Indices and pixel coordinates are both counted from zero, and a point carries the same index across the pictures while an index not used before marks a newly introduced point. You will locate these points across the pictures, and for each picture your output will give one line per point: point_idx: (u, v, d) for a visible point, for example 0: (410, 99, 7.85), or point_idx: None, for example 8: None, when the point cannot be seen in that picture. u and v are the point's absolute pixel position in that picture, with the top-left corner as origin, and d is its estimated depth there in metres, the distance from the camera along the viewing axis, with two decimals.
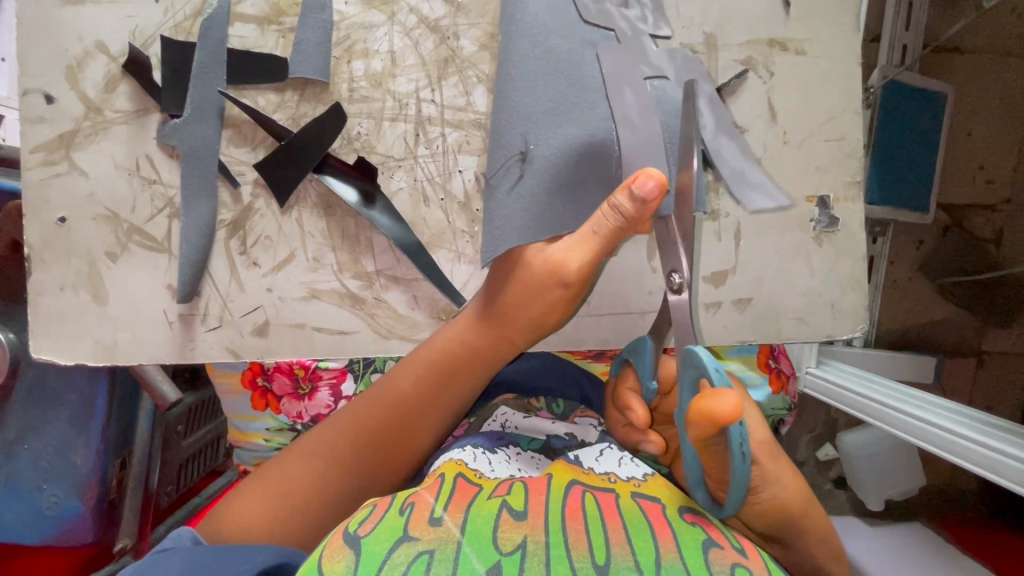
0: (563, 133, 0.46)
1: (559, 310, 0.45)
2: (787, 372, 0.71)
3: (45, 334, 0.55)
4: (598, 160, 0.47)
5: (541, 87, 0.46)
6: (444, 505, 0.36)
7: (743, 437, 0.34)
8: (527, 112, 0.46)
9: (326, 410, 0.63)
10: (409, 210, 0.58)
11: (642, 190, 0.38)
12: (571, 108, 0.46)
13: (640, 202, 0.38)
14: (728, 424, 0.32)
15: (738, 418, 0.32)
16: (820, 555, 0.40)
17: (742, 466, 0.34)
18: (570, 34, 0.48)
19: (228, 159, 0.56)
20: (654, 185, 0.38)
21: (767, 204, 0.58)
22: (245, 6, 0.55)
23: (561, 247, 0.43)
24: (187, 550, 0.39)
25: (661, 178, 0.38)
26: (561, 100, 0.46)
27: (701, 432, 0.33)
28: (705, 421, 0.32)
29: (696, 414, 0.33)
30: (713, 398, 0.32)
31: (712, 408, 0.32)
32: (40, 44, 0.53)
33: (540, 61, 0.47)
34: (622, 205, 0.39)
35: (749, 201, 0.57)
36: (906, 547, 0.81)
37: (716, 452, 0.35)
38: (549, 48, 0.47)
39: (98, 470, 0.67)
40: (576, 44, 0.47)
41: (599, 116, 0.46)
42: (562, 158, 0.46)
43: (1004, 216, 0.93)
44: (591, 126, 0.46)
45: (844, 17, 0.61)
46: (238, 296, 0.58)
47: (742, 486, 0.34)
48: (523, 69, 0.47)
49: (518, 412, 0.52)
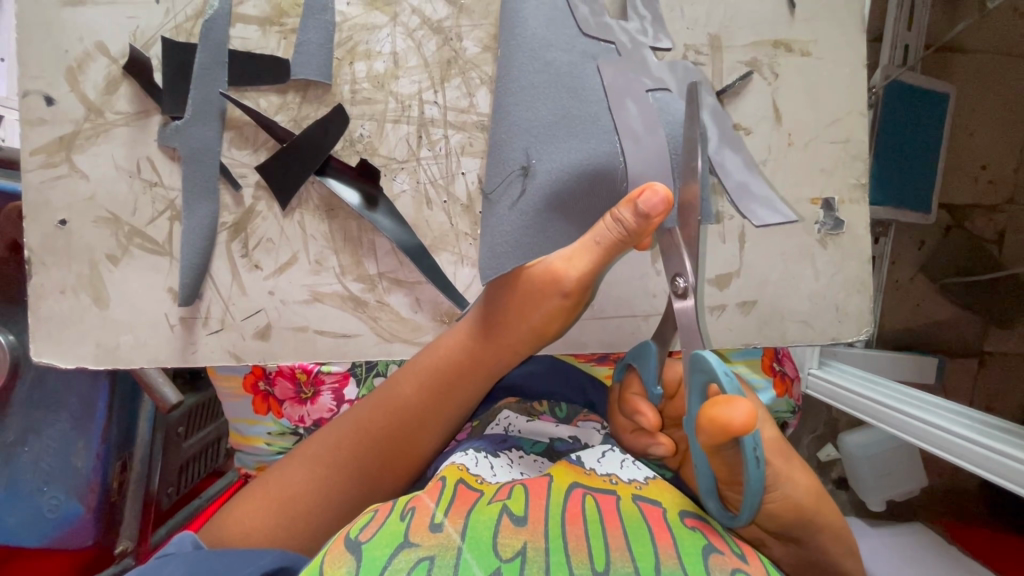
0: (566, 147, 0.45)
1: (559, 320, 0.44)
2: (791, 375, 0.71)
3: (46, 337, 0.55)
4: (603, 173, 0.45)
5: (541, 102, 0.46)
6: (445, 510, 0.35)
7: (757, 445, 0.33)
8: (528, 127, 0.46)
9: (329, 414, 0.63)
10: (412, 212, 0.58)
11: (646, 205, 0.37)
12: (573, 122, 0.46)
13: (643, 217, 0.37)
14: (740, 432, 0.32)
15: (750, 426, 0.32)
16: (830, 559, 0.40)
17: (757, 475, 0.33)
18: (570, 47, 0.47)
19: (230, 161, 0.56)
20: (658, 201, 0.37)
21: (776, 219, 0.52)
22: (246, 7, 0.55)
23: (561, 256, 0.42)
24: (190, 555, 0.39)
25: (666, 195, 0.37)
26: (562, 113, 0.46)
27: (712, 440, 0.32)
28: (717, 430, 0.32)
29: (707, 421, 0.32)
30: (726, 406, 0.32)
31: (726, 418, 0.32)
32: (39, 45, 0.53)
33: (540, 75, 0.46)
34: (625, 219, 0.38)
35: (756, 215, 0.53)
36: (908, 549, 0.81)
37: (728, 460, 0.34)
38: (549, 61, 0.47)
39: (98, 472, 0.66)
40: (577, 57, 0.47)
41: (602, 128, 0.46)
42: (565, 173, 0.45)
43: (1006, 216, 0.92)
44: (594, 140, 0.45)
45: (848, 17, 0.60)
46: (240, 300, 0.57)
47: (756, 493, 0.34)
48: (523, 83, 0.47)
49: (521, 416, 0.51)
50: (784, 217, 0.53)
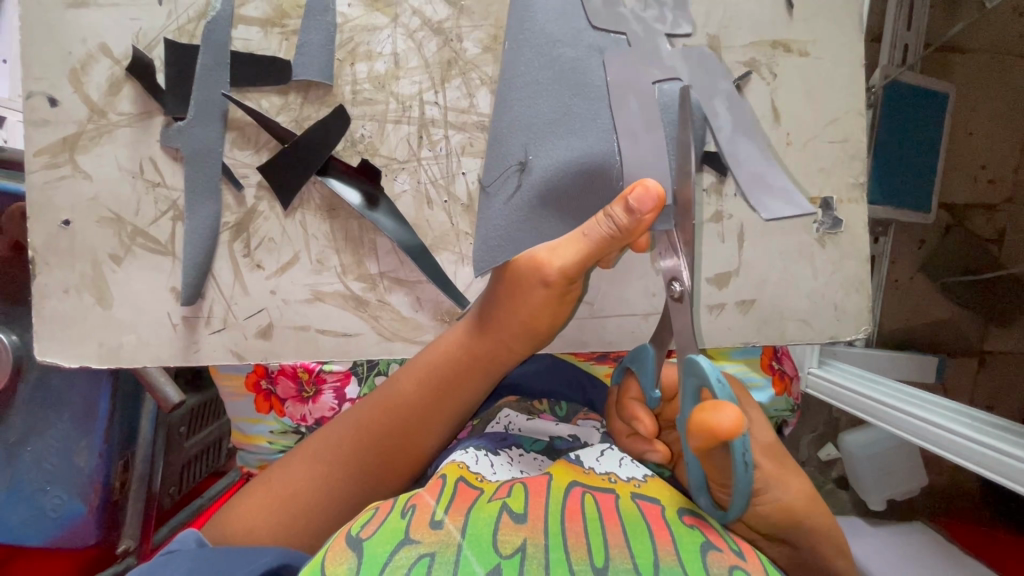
0: (563, 144, 0.46)
1: (548, 314, 0.44)
2: (790, 374, 0.71)
3: (49, 337, 0.56)
4: (598, 171, 0.46)
5: (542, 98, 0.46)
6: (445, 508, 0.36)
7: (746, 447, 0.33)
8: (528, 123, 0.46)
9: (330, 413, 0.63)
10: (412, 212, 0.58)
11: (637, 202, 0.38)
12: (573, 119, 0.46)
13: (634, 214, 0.38)
14: (728, 437, 0.32)
15: (739, 431, 0.32)
16: (829, 559, 0.40)
17: (745, 476, 0.33)
18: (577, 42, 0.47)
19: (232, 162, 0.56)
20: (650, 198, 0.38)
21: (789, 211, 0.51)
22: (248, 9, 0.55)
23: (547, 247, 0.42)
24: (194, 552, 0.40)
25: (658, 192, 0.38)
26: (563, 110, 0.46)
27: (701, 444, 0.33)
28: (705, 434, 0.32)
29: (697, 426, 0.32)
30: (714, 411, 0.32)
31: (713, 422, 0.32)
32: (43, 47, 0.53)
33: (545, 71, 0.46)
34: (617, 216, 0.39)
35: (766, 207, 0.51)
36: (907, 548, 0.81)
37: (719, 461, 0.35)
38: (556, 57, 0.47)
39: (101, 472, 0.66)
40: (583, 52, 0.47)
41: (601, 125, 0.46)
42: (561, 169, 0.46)
43: (1005, 215, 0.93)
44: (592, 137, 0.46)
45: (846, 18, 0.61)
46: (242, 299, 0.58)
47: (745, 493, 0.34)
48: (527, 78, 0.46)
49: (521, 415, 0.52)
50: (798, 209, 0.51)
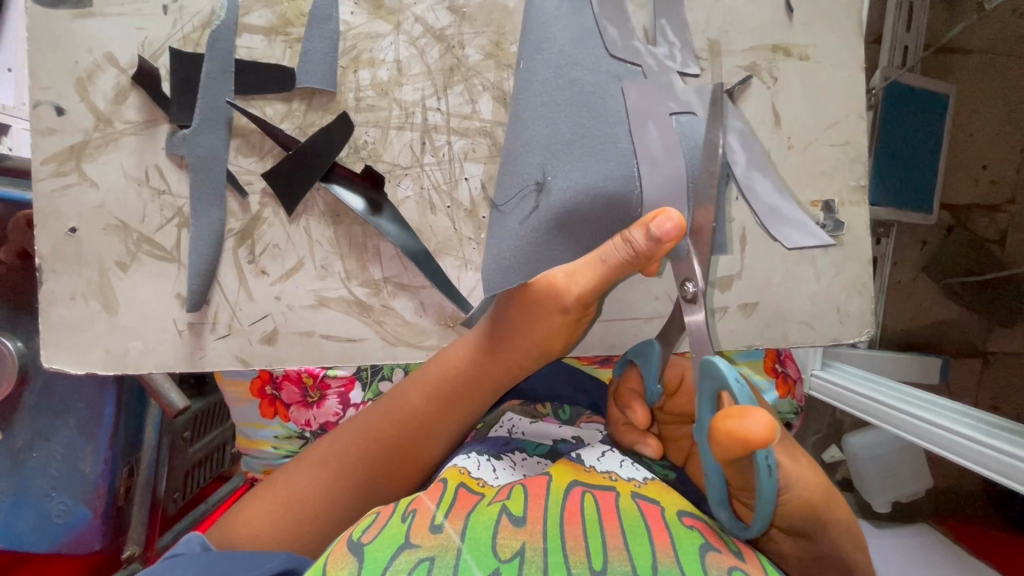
0: (581, 166, 0.46)
1: (564, 335, 0.45)
2: (793, 376, 0.71)
3: (56, 343, 0.56)
4: (618, 197, 0.46)
5: (561, 119, 0.46)
6: (445, 512, 0.36)
7: (769, 453, 0.33)
8: (547, 143, 0.46)
9: (334, 418, 0.63)
10: (416, 217, 0.58)
11: (659, 230, 0.38)
12: (592, 142, 0.46)
13: (654, 241, 0.38)
14: (758, 447, 0.31)
15: (769, 440, 0.31)
16: (840, 558, 0.40)
17: (768, 479, 0.33)
18: (596, 67, 0.48)
19: (237, 169, 0.56)
20: (671, 228, 0.38)
21: (810, 242, 0.61)
22: (252, 18, 0.55)
23: (562, 270, 0.42)
24: (199, 557, 0.40)
25: (679, 222, 0.38)
26: (582, 132, 0.46)
27: (729, 454, 0.32)
28: (734, 444, 0.31)
29: (724, 435, 0.31)
30: (742, 419, 0.31)
31: (743, 432, 0.31)
32: (49, 56, 0.54)
33: (563, 92, 0.46)
34: (636, 241, 0.39)
35: (789, 238, 0.61)
36: (912, 552, 0.81)
37: (743, 470, 0.34)
38: (574, 79, 0.47)
39: (105, 478, 0.67)
40: (602, 77, 0.48)
41: (621, 150, 0.47)
42: (578, 192, 0.46)
43: (1009, 216, 0.91)
44: (611, 162, 0.46)
45: (846, 21, 0.61)
46: (248, 305, 0.58)
47: (768, 500, 0.34)
48: (545, 98, 0.47)
49: (524, 418, 0.53)
50: (817, 240, 0.61)
